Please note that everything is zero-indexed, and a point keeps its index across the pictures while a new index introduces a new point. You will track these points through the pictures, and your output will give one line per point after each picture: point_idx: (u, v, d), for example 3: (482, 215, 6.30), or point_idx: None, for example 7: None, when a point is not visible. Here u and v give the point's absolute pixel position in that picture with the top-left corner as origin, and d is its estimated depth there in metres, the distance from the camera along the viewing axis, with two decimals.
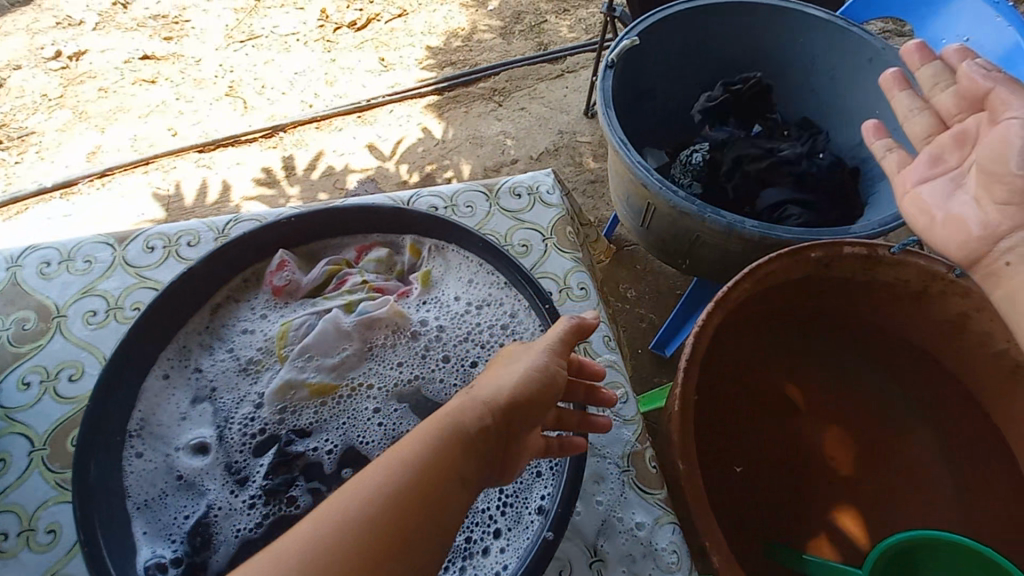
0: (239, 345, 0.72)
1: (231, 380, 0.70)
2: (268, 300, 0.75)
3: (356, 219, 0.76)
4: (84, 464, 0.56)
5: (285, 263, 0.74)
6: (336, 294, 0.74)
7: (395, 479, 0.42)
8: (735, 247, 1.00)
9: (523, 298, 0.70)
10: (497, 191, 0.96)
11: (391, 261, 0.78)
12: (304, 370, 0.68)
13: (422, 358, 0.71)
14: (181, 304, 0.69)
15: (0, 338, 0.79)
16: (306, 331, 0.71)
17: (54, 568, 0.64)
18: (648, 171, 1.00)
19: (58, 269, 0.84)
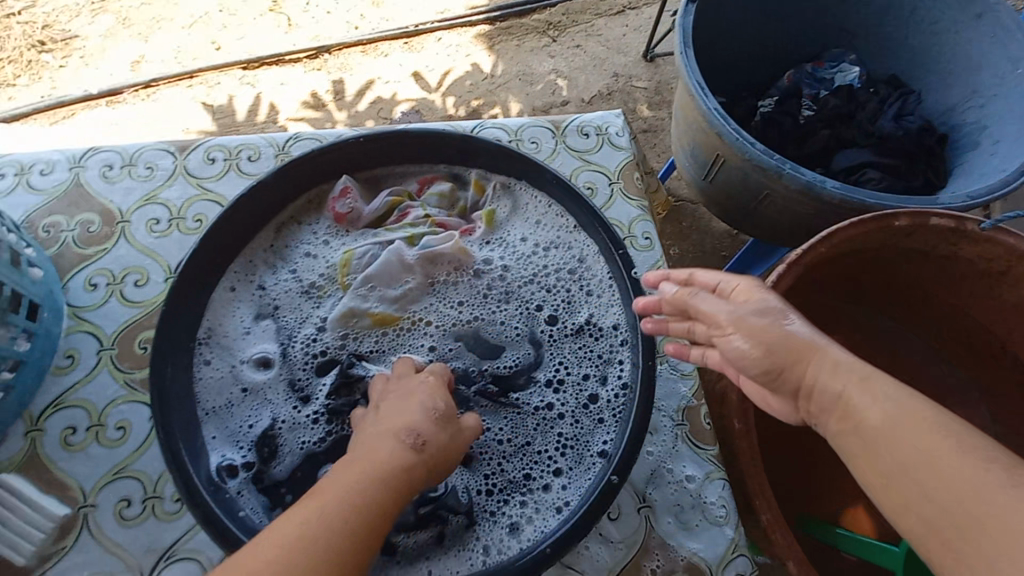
0: (301, 266, 0.71)
1: (294, 301, 0.69)
2: (328, 227, 0.73)
3: (422, 147, 0.72)
4: (157, 369, 0.57)
5: (347, 190, 0.71)
6: (398, 227, 0.71)
7: (340, 510, 0.42)
8: (806, 210, 0.94)
9: (593, 242, 0.67)
10: (564, 129, 0.90)
11: (454, 196, 0.74)
12: (368, 300, 0.67)
13: (486, 297, 0.69)
14: (244, 221, 0.67)
15: (66, 238, 0.79)
16: (369, 261, 0.69)
17: (124, 463, 0.68)
18: (725, 121, 0.93)
19: (121, 174, 0.83)
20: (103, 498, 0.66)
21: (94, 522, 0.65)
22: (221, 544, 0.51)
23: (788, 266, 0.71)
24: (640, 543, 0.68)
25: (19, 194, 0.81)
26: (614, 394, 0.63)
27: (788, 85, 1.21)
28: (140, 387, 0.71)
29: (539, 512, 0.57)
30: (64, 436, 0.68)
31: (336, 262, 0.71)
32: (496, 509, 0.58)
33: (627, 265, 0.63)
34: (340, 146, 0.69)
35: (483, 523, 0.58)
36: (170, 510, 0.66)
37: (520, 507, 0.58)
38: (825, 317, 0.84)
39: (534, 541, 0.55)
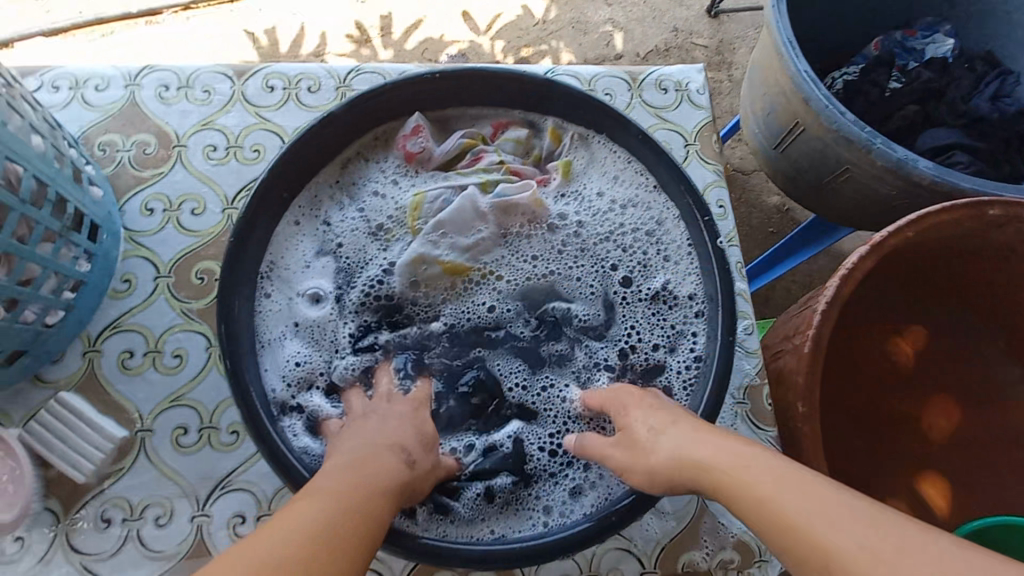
0: (366, 207, 0.68)
1: (359, 241, 0.67)
2: (397, 167, 0.70)
3: (500, 88, 0.67)
4: (225, 301, 0.55)
5: (420, 128, 0.68)
6: (471, 171, 0.68)
7: (338, 502, 0.41)
8: (887, 191, 0.86)
9: (674, 204, 0.63)
10: (642, 81, 0.83)
11: (530, 143, 0.70)
12: (438, 247, 0.65)
13: (556, 254, 0.67)
14: (311, 155, 0.64)
15: (122, 158, 0.76)
16: (441, 206, 0.66)
17: (180, 391, 0.68)
18: (815, 86, 0.86)
19: (177, 95, 0.79)
20: (160, 424, 0.67)
21: (151, 447, 0.66)
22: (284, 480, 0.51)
23: (869, 248, 0.68)
24: (692, 517, 0.69)
25: (74, 108, 0.78)
26: (686, 366, 0.60)
27: (875, 53, 1.10)
28: (197, 317, 0.71)
29: (604, 479, 0.57)
30: (120, 360, 0.68)
31: (404, 206, 0.68)
32: (559, 473, 0.58)
33: (713, 233, 0.59)
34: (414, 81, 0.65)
35: (545, 485, 0.58)
36: (226, 442, 0.67)
37: (582, 473, 0.58)
38: (881, 306, 0.80)
39: (598, 510, 0.54)
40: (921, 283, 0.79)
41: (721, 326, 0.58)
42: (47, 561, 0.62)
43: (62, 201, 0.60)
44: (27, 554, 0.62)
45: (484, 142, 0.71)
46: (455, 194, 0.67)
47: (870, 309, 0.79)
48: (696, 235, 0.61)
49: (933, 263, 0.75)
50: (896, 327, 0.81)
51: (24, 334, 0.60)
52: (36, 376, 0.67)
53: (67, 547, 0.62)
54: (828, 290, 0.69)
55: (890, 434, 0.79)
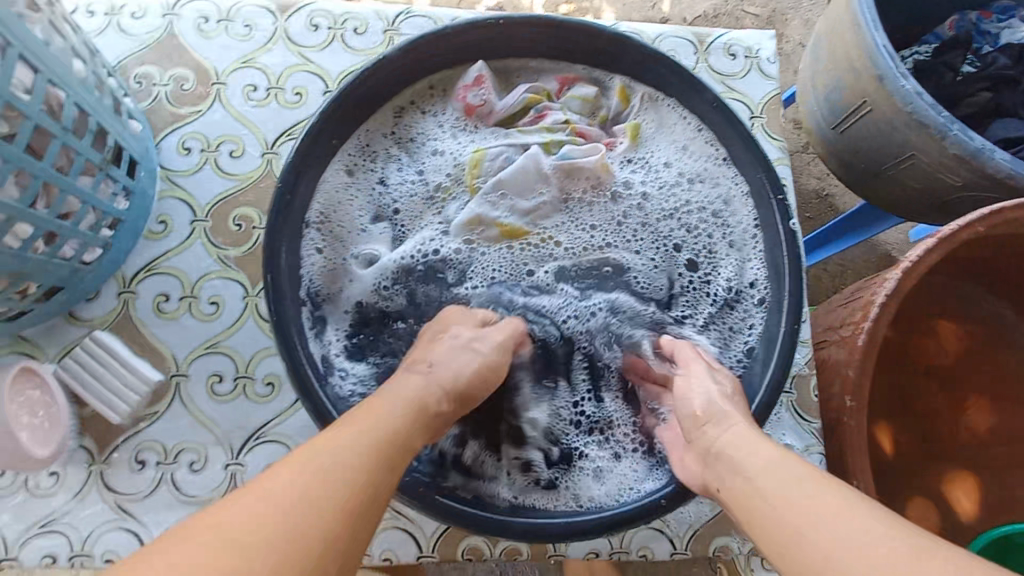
0: (420, 161, 0.66)
1: (411, 193, 0.65)
2: (456, 119, 0.67)
3: (567, 38, 0.64)
4: (272, 246, 0.54)
5: (482, 79, 0.65)
6: (534, 129, 0.66)
7: (372, 460, 0.39)
8: (952, 181, 0.81)
9: (746, 181, 0.62)
10: (709, 45, 0.78)
11: (598, 102, 0.67)
12: (498, 208, 0.63)
13: (614, 226, 0.65)
14: (366, 100, 0.62)
15: (158, 93, 0.72)
16: (504, 164, 0.64)
17: (217, 338, 0.67)
18: (893, 63, 0.79)
19: (217, 29, 0.75)
20: (195, 370, 0.66)
21: (186, 393, 0.65)
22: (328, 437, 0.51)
23: (936, 241, 0.65)
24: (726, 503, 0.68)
25: (109, 36, 0.74)
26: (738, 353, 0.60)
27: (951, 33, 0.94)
28: (235, 265, 0.69)
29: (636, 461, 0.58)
30: (155, 303, 0.67)
31: (463, 161, 0.65)
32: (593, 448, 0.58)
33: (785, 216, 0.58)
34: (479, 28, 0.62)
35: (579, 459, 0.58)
36: (261, 393, 0.66)
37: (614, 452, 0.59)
38: (935, 294, 0.76)
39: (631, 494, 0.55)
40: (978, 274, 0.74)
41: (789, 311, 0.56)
42: (82, 498, 0.62)
43: (102, 133, 0.57)
44: (61, 488, 0.62)
45: (548, 98, 0.67)
46: (517, 153, 0.65)
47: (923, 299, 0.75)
48: (765, 217, 0.60)
49: (1000, 256, 0.70)
50: (948, 320, 0.76)
51: (62, 270, 0.58)
52: (71, 313, 0.66)
53: (101, 485, 0.62)
54: (889, 283, 0.65)
55: (928, 430, 0.75)
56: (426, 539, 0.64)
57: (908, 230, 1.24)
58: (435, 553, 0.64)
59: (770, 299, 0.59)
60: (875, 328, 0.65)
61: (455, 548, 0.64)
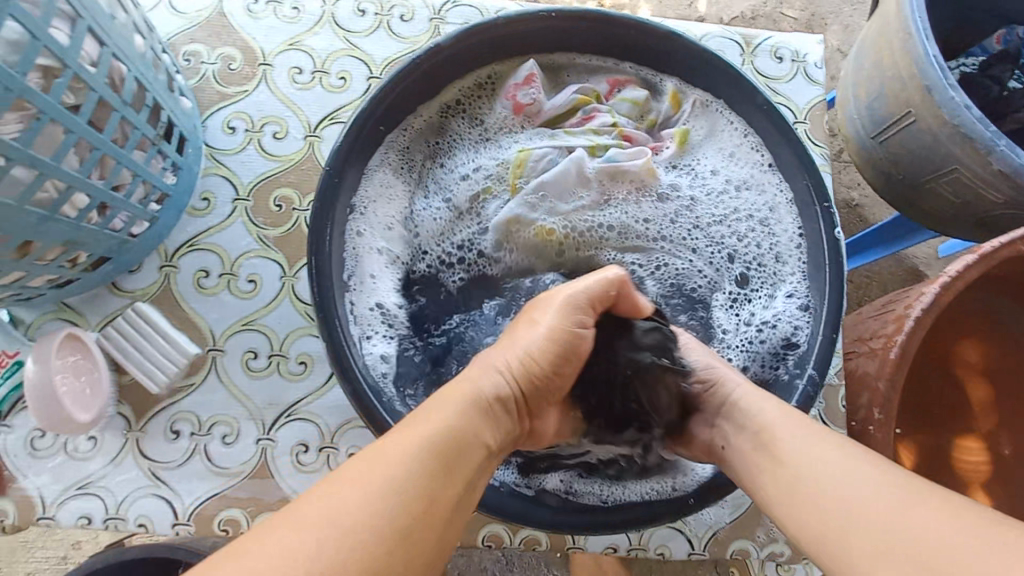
0: (462, 161, 0.67)
1: (457, 186, 0.66)
2: (503, 118, 0.67)
3: (621, 36, 0.65)
4: (317, 230, 0.55)
5: (532, 78, 0.66)
6: (580, 130, 0.66)
7: (441, 454, 0.38)
8: (994, 198, 0.79)
9: (791, 190, 0.63)
10: (755, 47, 0.78)
11: (646, 106, 0.68)
12: (540, 210, 0.63)
13: (656, 230, 0.65)
14: (416, 89, 0.63)
15: (205, 71, 0.73)
16: (548, 165, 0.64)
17: (253, 315, 0.68)
18: (943, 74, 0.78)
19: (266, 10, 0.76)
20: (231, 346, 0.67)
21: (222, 367, 0.67)
22: (367, 421, 0.51)
23: (976, 257, 0.64)
24: (747, 507, 0.68)
25: (161, 13, 0.75)
26: (770, 361, 0.61)
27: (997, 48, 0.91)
28: (274, 245, 0.70)
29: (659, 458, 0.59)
30: (196, 278, 0.68)
31: (507, 159, 0.65)
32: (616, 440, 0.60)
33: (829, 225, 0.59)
34: (536, 24, 0.63)
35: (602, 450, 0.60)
36: (294, 371, 0.67)
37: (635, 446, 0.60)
38: (970, 314, 0.74)
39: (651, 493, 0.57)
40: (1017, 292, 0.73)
41: (828, 321, 0.57)
42: (118, 463, 0.64)
43: (156, 108, 0.58)
44: (99, 453, 0.64)
45: (597, 99, 0.68)
46: (561, 155, 0.65)
47: (958, 317, 0.74)
48: (810, 226, 0.61)
49: None
50: (978, 341, 0.74)
51: (112, 241, 0.60)
52: (114, 284, 0.67)
53: (137, 452, 0.64)
54: (925, 296, 0.65)
55: (946, 447, 0.74)
56: None
57: (938, 244, 1.22)
58: (456, 538, 0.65)
59: (807, 309, 0.60)
60: (907, 342, 0.64)
61: (475, 535, 0.65)
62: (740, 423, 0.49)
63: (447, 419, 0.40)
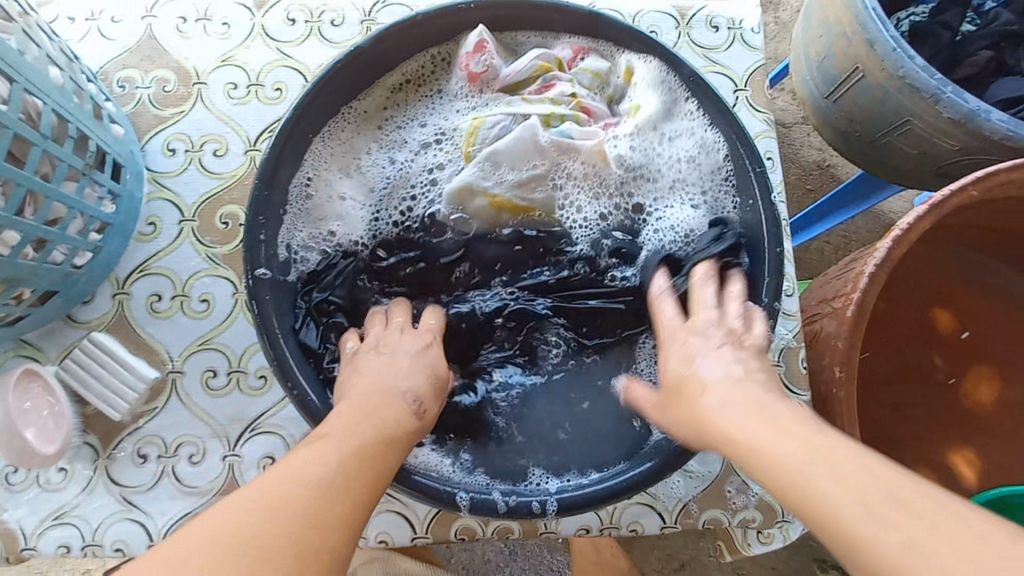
0: (416, 129, 0.68)
1: (411, 156, 0.67)
2: (459, 88, 0.68)
3: (558, 27, 0.66)
4: (259, 204, 0.57)
5: (484, 44, 0.65)
6: (539, 98, 0.65)
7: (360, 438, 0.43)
8: (949, 145, 0.78)
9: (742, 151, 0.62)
10: (690, 18, 0.77)
11: (607, 80, 0.67)
12: (493, 177, 0.62)
13: (610, 184, 0.65)
14: (361, 70, 0.64)
15: (141, 96, 0.73)
16: (498, 134, 0.63)
17: (209, 335, 0.68)
18: (883, 25, 0.77)
19: (196, 29, 0.76)
20: (190, 366, 0.68)
21: (183, 389, 0.67)
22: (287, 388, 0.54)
23: (926, 209, 0.63)
24: (715, 477, 0.68)
25: (91, 42, 0.75)
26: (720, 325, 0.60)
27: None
28: (223, 262, 0.70)
29: (602, 455, 0.58)
30: (149, 303, 0.69)
31: (460, 128, 0.66)
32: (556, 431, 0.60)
33: (765, 188, 0.60)
34: (494, 14, 0.65)
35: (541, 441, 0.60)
36: (255, 386, 0.68)
37: (576, 437, 0.60)
38: (930, 264, 0.74)
39: (589, 480, 0.55)
40: (977, 240, 0.73)
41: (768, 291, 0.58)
42: (91, 490, 0.65)
43: (84, 138, 0.58)
44: (70, 484, 0.65)
45: (560, 66, 0.67)
46: (517, 122, 0.64)
47: (918, 268, 0.74)
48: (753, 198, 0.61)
49: (998, 218, 0.69)
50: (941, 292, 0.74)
51: (55, 275, 0.60)
52: (69, 316, 0.68)
53: (108, 479, 0.65)
54: (879, 252, 0.64)
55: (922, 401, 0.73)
56: (420, 521, 0.66)
57: (912, 197, 1.21)
58: (429, 533, 0.66)
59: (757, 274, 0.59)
60: (866, 299, 0.64)
61: (448, 529, 0.66)
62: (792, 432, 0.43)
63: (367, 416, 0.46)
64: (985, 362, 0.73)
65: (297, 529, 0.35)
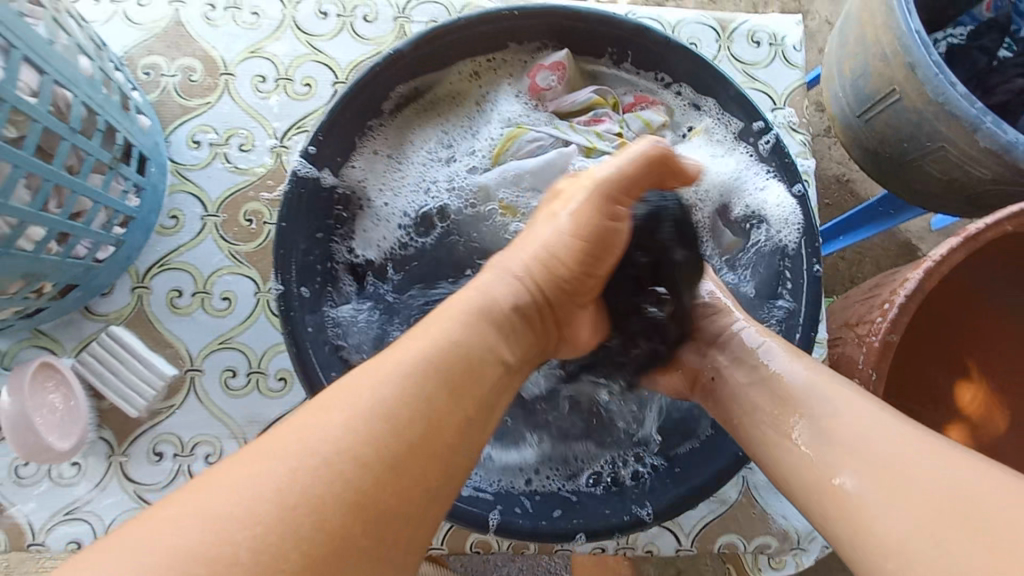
0: (469, 130, 0.67)
1: (455, 157, 0.66)
2: (518, 93, 0.67)
3: (604, 40, 0.64)
4: (298, 196, 0.56)
5: (560, 65, 0.65)
6: (585, 129, 0.64)
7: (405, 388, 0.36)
8: (981, 174, 0.72)
9: (775, 200, 0.62)
10: (732, 31, 0.75)
11: (661, 130, 0.65)
12: (512, 191, 0.62)
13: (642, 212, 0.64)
14: (398, 74, 0.62)
15: (167, 84, 0.71)
16: (534, 151, 0.63)
17: (229, 334, 0.67)
18: (927, 50, 0.70)
19: (224, 17, 0.74)
20: (209, 365, 0.67)
21: (201, 387, 0.66)
22: (299, 376, 0.54)
23: (961, 240, 0.61)
24: (733, 500, 0.68)
25: (116, 25, 0.72)
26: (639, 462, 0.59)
27: (988, 16, 0.79)
28: (246, 261, 0.69)
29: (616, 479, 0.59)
30: (169, 299, 0.67)
31: (501, 133, 0.66)
32: (585, 441, 0.61)
33: (810, 235, 0.59)
34: (529, 22, 0.63)
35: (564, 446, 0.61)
36: (273, 388, 0.67)
37: (604, 449, 0.61)
38: (968, 291, 0.71)
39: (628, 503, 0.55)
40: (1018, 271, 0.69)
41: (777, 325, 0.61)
42: (103, 487, 0.64)
43: (111, 130, 0.57)
44: (83, 478, 0.64)
45: (615, 106, 0.66)
46: (555, 146, 0.63)
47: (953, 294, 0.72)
48: (797, 244, 0.60)
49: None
50: (979, 315, 0.72)
51: (77, 268, 0.59)
52: (87, 308, 0.67)
53: (121, 476, 0.64)
54: (909, 282, 0.63)
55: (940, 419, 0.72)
56: (434, 532, 0.65)
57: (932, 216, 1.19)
58: (443, 545, 0.65)
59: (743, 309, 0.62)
60: (892, 331, 0.63)
61: (463, 541, 0.65)
62: (818, 487, 0.43)
63: (425, 346, 0.39)
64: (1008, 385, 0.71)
65: (319, 492, 0.31)
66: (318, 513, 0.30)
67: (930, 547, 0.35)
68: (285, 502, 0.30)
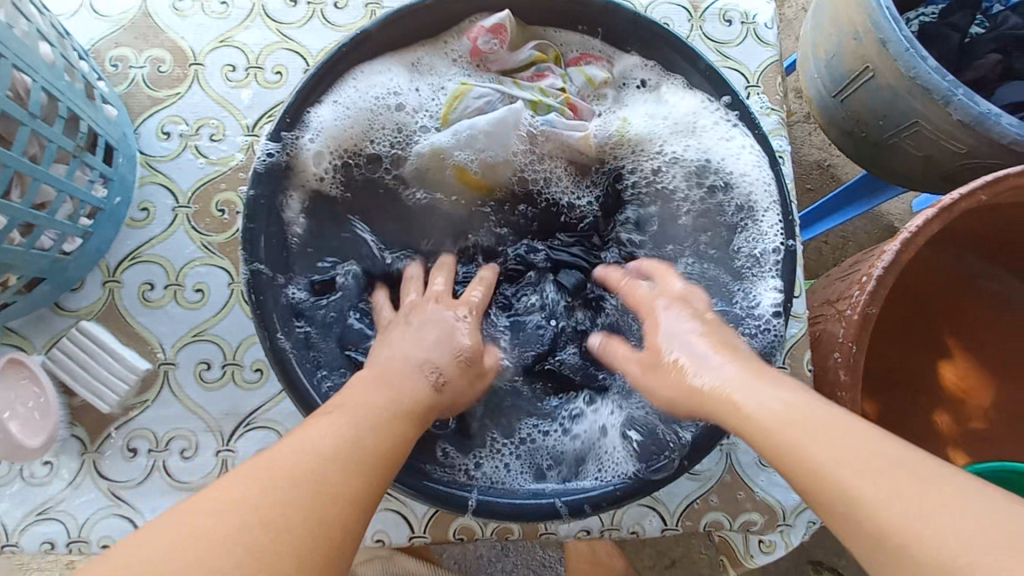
0: (423, 98, 0.65)
1: (412, 126, 0.65)
2: (457, 54, 0.66)
3: (572, 17, 0.64)
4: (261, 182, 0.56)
5: (501, 28, 0.63)
6: (530, 86, 0.65)
7: (357, 427, 0.42)
8: (955, 149, 0.72)
9: (747, 170, 0.62)
10: (703, 11, 0.75)
11: (603, 86, 0.66)
12: (466, 149, 0.63)
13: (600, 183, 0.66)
14: (365, 57, 0.61)
15: (135, 76, 0.70)
16: (482, 107, 0.64)
17: (203, 326, 0.66)
18: (897, 25, 0.70)
19: (192, 6, 0.73)
20: (183, 358, 0.65)
21: (175, 380, 0.65)
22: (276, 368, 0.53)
23: (936, 212, 0.60)
24: (717, 478, 0.68)
25: (82, 18, 0.71)
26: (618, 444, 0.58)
27: None
28: (219, 251, 0.68)
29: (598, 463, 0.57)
30: (140, 292, 0.66)
31: (446, 90, 0.65)
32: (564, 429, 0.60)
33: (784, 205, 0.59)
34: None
35: (543, 433, 0.59)
36: (250, 379, 0.66)
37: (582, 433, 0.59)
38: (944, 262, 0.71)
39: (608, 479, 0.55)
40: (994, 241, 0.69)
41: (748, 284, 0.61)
42: (77, 485, 0.62)
43: (74, 118, 0.56)
44: (56, 477, 0.62)
45: (557, 60, 0.66)
46: (502, 101, 0.64)
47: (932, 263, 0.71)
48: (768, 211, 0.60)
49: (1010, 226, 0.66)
50: (960, 288, 0.71)
51: (43, 260, 0.58)
52: (56, 304, 0.65)
53: (95, 474, 0.63)
54: (886, 255, 0.62)
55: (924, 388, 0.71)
56: (417, 520, 0.64)
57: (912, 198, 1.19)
58: (427, 533, 0.64)
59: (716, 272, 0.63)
60: (873, 303, 0.61)
61: (446, 529, 0.64)
62: None
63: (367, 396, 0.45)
64: (992, 356, 0.70)
65: (290, 506, 0.34)
66: (289, 521, 0.33)
67: (907, 502, 0.34)
68: (256, 513, 0.33)
